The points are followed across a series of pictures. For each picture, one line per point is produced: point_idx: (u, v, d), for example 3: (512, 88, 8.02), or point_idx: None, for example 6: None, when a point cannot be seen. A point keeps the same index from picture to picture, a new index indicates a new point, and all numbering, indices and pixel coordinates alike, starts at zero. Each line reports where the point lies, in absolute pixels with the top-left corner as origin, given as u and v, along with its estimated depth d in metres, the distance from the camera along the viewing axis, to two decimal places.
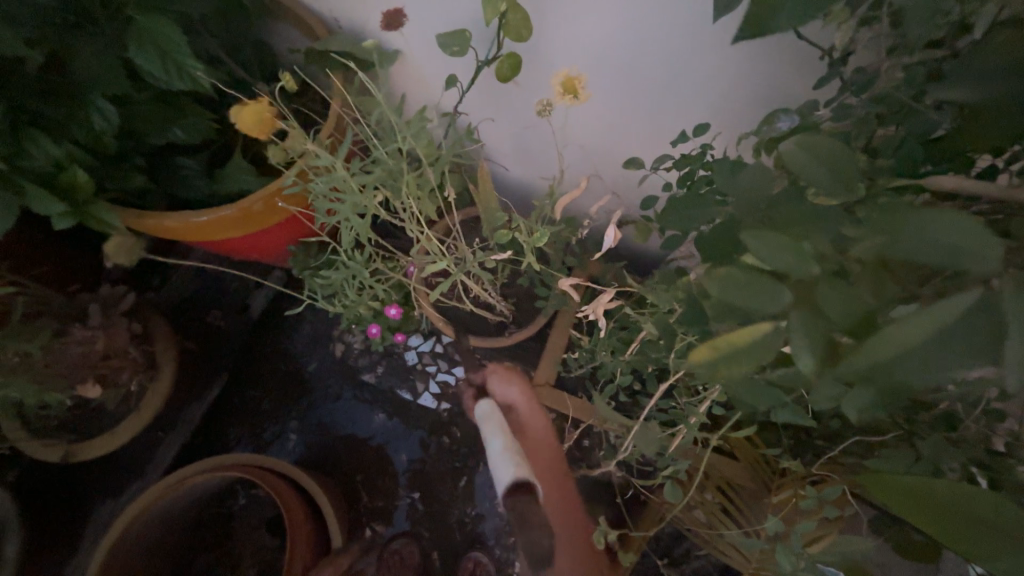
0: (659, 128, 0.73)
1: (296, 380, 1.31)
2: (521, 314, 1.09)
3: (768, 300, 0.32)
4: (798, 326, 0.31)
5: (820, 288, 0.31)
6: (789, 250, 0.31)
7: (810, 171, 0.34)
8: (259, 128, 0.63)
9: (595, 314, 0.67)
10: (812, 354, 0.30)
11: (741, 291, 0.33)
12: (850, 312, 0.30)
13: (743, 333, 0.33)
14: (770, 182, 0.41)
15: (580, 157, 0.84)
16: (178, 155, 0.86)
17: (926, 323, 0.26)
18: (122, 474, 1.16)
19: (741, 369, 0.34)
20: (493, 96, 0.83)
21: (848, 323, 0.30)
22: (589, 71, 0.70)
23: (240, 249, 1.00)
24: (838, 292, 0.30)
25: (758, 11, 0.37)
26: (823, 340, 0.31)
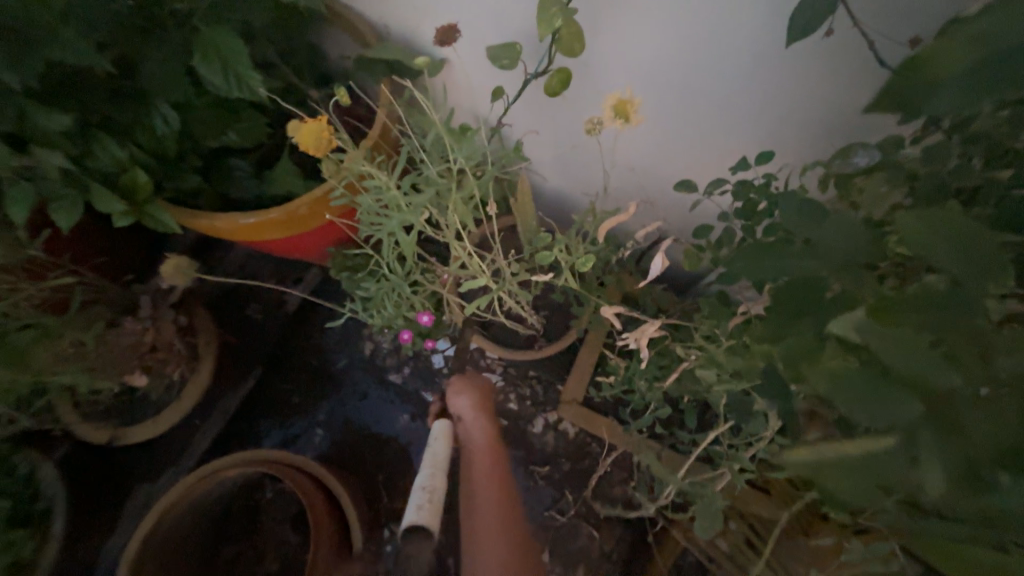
0: (714, 152, 0.70)
1: (325, 376, 1.34)
2: (553, 327, 1.07)
3: (897, 414, 0.31)
4: (927, 447, 0.32)
5: (959, 407, 0.31)
6: (937, 366, 0.30)
7: (931, 247, 0.32)
8: (317, 143, 0.63)
9: (638, 342, 0.64)
10: (946, 477, 0.31)
11: (867, 403, 0.32)
12: (999, 438, 0.31)
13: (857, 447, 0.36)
14: (855, 228, 0.38)
15: (629, 177, 0.82)
16: (230, 156, 0.89)
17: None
18: (159, 458, 1.21)
19: (853, 475, 0.36)
20: (540, 110, 0.81)
21: (989, 448, 0.31)
22: (644, 91, 0.67)
23: (283, 249, 1.02)
24: (982, 414, 0.31)
25: (910, 93, 0.34)
26: (960, 461, 0.31)
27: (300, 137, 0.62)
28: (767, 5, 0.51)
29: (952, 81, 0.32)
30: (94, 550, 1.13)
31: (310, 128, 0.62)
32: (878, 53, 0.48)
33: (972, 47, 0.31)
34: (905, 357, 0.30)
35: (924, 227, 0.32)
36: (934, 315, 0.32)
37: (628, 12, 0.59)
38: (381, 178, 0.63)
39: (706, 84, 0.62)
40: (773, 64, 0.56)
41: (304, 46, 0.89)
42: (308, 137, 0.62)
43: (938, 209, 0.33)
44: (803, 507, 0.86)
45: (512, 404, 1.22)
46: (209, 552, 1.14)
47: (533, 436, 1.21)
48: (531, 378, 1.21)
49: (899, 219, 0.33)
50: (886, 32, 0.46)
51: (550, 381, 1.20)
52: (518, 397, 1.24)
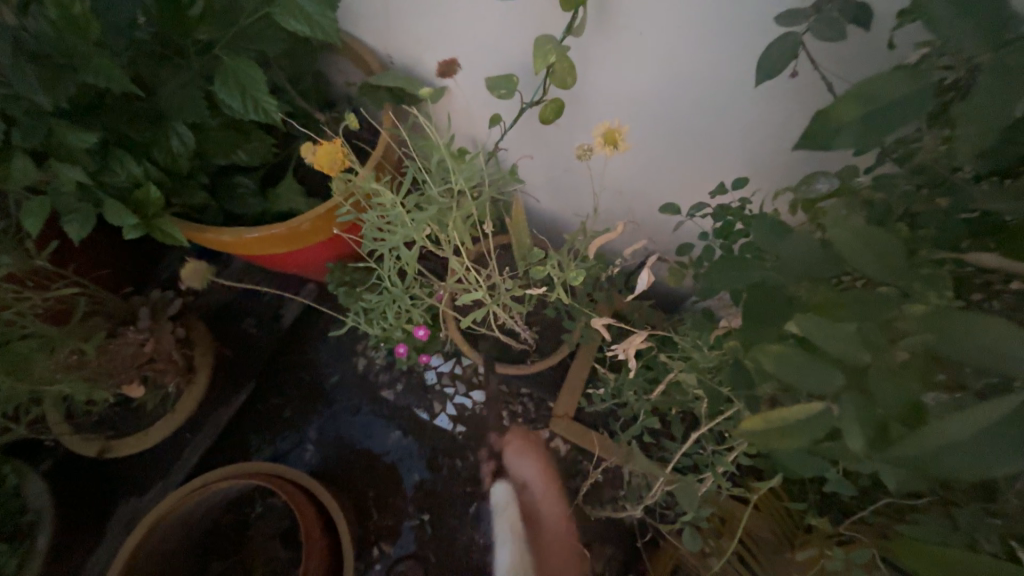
0: (695, 177, 0.75)
1: (318, 391, 1.35)
2: (545, 343, 1.10)
3: (818, 381, 0.37)
4: (849, 410, 0.36)
5: (871, 374, 0.35)
6: (845, 336, 0.36)
7: (870, 259, 0.37)
8: (333, 164, 0.67)
9: (626, 354, 0.68)
10: (861, 432, 0.35)
11: (800, 368, 0.38)
12: (902, 398, 0.34)
13: (790, 412, 0.40)
14: (815, 246, 0.42)
15: (617, 199, 0.87)
16: (237, 174, 0.93)
17: (968, 419, 0.30)
18: (146, 474, 1.19)
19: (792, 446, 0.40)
20: (533, 136, 0.87)
21: (895, 410, 0.34)
22: (630, 122, 0.73)
23: (283, 264, 1.05)
24: (888, 381, 0.34)
25: (819, 130, 0.38)
26: (873, 421, 0.35)
27: (317, 158, 0.67)
28: (738, 49, 0.57)
29: (851, 123, 0.37)
30: (74, 569, 1.10)
31: (328, 150, 0.67)
32: (836, 93, 0.54)
33: (868, 98, 0.36)
34: (824, 332, 0.36)
35: (871, 244, 0.36)
36: (851, 301, 0.38)
37: (614, 51, 0.66)
38: (386, 196, 0.67)
39: (684, 116, 0.68)
40: (743, 100, 0.62)
41: (312, 73, 0.95)
42: (325, 158, 0.67)
43: (881, 230, 0.38)
44: (787, 520, 0.89)
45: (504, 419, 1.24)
46: (194, 569, 1.12)
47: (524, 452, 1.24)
48: (523, 395, 1.24)
49: (846, 236, 0.38)
50: (840, 75, 0.52)
51: (541, 397, 1.22)
52: (510, 413, 1.26)
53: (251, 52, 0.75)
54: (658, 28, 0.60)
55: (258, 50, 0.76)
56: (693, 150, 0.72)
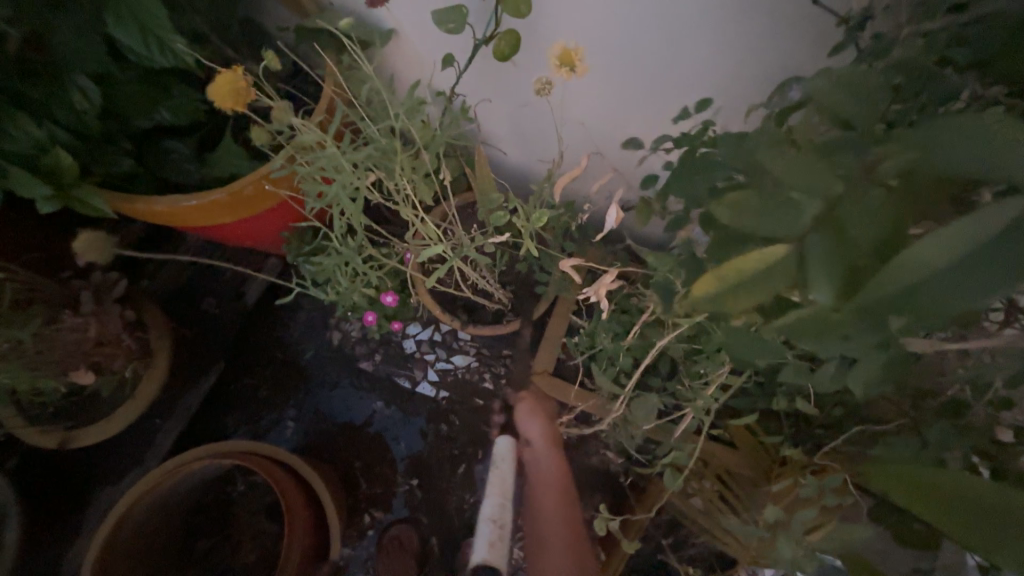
0: (661, 106, 0.71)
1: (293, 368, 1.31)
2: (521, 302, 1.07)
3: (786, 226, 0.36)
4: (817, 253, 0.34)
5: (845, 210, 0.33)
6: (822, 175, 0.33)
7: (843, 102, 0.35)
8: (231, 101, 0.64)
9: (598, 297, 0.64)
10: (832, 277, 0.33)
11: (760, 214, 0.37)
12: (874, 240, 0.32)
13: (746, 262, 0.38)
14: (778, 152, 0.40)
15: (581, 136, 0.82)
16: (166, 137, 0.84)
17: (958, 239, 0.28)
18: (117, 463, 1.15)
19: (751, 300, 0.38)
20: (488, 77, 0.80)
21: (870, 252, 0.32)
22: (589, 42, 0.66)
23: (233, 236, 0.98)
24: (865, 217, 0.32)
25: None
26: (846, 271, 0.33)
27: (216, 96, 0.63)
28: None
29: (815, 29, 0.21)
30: (56, 561, 1.08)
31: (223, 84, 0.62)
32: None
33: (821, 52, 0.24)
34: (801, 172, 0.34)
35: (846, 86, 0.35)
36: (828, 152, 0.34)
37: None
38: (322, 139, 0.61)
39: (645, 37, 0.62)
40: (706, 13, 0.57)
41: (238, 18, 0.84)
42: (221, 93, 0.63)
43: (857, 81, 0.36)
44: (764, 454, 0.92)
45: (485, 381, 1.26)
46: (179, 550, 1.11)
47: (508, 412, 1.25)
48: (503, 356, 1.24)
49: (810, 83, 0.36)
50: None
51: (521, 358, 1.23)
52: (492, 375, 1.27)
53: None
54: None
55: None
56: (657, 78, 0.67)
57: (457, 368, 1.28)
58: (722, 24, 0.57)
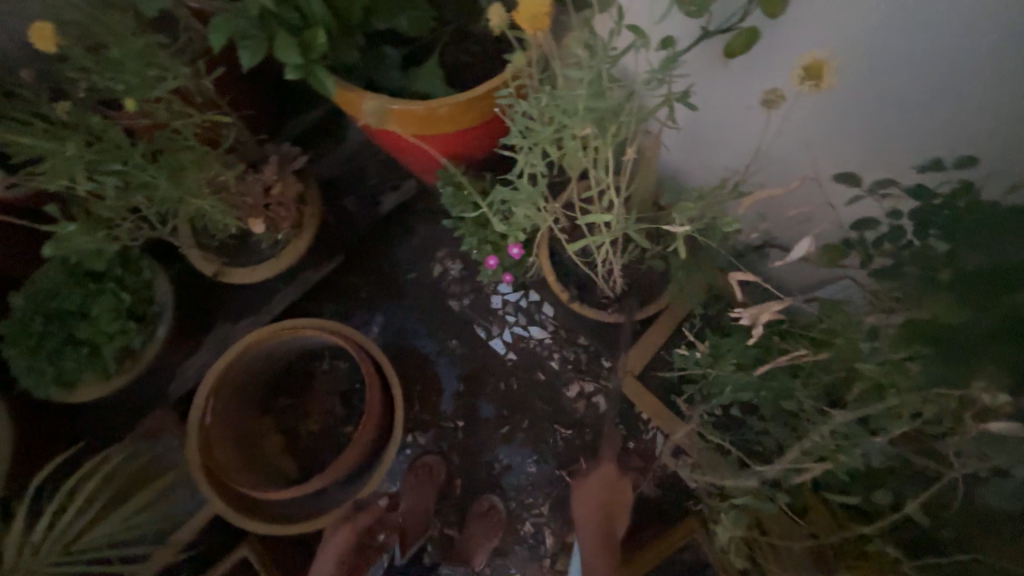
0: (900, 147, 0.65)
1: (392, 283, 1.41)
2: (629, 298, 1.06)
3: None
4: None
5: None
6: None
7: None
8: (532, 23, 0.57)
9: (752, 320, 0.61)
10: None
11: None
12: None
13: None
14: None
15: (785, 157, 0.79)
16: (386, 44, 0.93)
17: None
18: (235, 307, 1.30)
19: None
20: (706, 69, 0.79)
21: None
22: (843, 59, 0.63)
23: (400, 148, 1.08)
24: None
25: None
26: None
27: (519, 15, 0.57)
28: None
29: None
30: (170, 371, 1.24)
31: (534, 2, 0.55)
32: None
33: None
34: None
35: None
36: None
37: None
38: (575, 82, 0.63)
39: (903, 72, 0.59)
40: (992, 64, 0.52)
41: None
42: (527, 11, 0.56)
43: None
44: None
45: (554, 361, 1.31)
46: (269, 397, 1.27)
47: (564, 397, 1.30)
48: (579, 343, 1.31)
49: None
50: None
51: (596, 351, 1.28)
52: (560, 358, 1.32)
53: None
54: None
55: None
56: (904, 117, 0.62)
57: (532, 338, 1.34)
58: (1010, 78, 0.52)
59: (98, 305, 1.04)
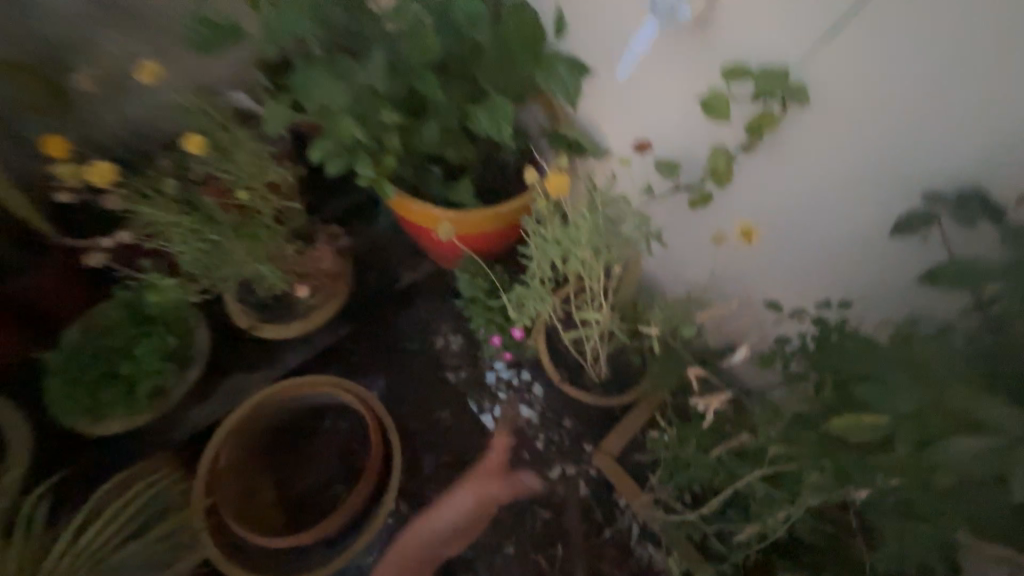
0: (810, 287, 0.89)
1: (396, 352, 1.55)
2: (611, 386, 1.23)
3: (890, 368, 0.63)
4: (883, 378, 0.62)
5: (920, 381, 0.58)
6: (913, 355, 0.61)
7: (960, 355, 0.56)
8: (557, 190, 0.83)
9: (707, 407, 0.78)
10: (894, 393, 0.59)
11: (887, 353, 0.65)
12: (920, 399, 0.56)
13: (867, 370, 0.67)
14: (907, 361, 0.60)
15: (732, 283, 1.03)
16: (432, 163, 1.19)
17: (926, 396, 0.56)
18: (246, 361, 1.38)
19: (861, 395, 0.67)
20: (675, 213, 1.05)
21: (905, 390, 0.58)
22: (768, 223, 0.89)
23: (433, 240, 1.31)
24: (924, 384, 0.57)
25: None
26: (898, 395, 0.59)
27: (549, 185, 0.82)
28: (877, 191, 0.73)
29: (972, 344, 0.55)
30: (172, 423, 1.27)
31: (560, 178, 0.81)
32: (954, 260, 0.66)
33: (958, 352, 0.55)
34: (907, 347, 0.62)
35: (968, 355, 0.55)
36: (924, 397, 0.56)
37: (771, 168, 0.84)
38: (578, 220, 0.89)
39: (808, 237, 0.85)
40: (859, 241, 0.78)
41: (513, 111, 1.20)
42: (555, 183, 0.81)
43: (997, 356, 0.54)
44: None
45: (538, 442, 1.40)
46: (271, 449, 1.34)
47: (546, 479, 1.35)
48: (563, 425, 1.39)
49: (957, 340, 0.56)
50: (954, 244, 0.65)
51: (578, 433, 1.38)
52: (546, 439, 1.39)
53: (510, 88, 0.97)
54: (822, 161, 0.77)
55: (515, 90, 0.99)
56: (810, 266, 0.87)
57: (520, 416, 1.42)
58: (870, 251, 0.77)
59: (146, 347, 1.18)
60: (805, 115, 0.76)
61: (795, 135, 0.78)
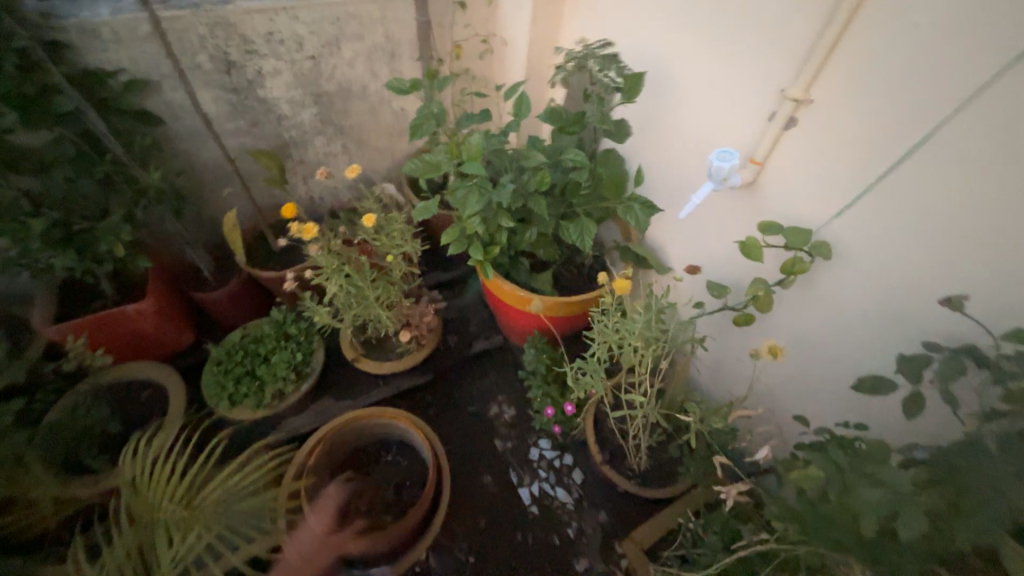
0: (834, 409, 1.03)
1: (455, 410, 1.76)
2: (647, 478, 1.33)
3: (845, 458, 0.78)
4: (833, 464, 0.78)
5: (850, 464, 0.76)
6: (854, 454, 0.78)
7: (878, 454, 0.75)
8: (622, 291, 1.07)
9: (729, 495, 0.89)
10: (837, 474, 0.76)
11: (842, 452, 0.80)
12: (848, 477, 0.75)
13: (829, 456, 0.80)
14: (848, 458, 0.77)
15: (769, 397, 1.18)
16: (522, 259, 1.51)
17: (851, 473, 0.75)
18: (340, 389, 1.66)
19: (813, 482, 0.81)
20: (722, 327, 1.25)
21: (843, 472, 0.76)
22: (800, 348, 1.07)
23: (511, 315, 1.59)
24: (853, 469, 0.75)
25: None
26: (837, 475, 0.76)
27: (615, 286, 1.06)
28: (886, 336, 0.90)
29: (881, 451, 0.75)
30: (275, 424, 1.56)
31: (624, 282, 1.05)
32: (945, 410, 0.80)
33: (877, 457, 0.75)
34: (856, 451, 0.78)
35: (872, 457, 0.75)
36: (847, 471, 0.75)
37: (803, 304, 1.04)
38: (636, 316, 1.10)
39: (834, 365, 1.01)
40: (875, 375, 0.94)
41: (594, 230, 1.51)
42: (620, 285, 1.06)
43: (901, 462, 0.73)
44: None
45: (570, 529, 1.52)
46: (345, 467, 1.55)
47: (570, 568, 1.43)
48: (597, 517, 1.53)
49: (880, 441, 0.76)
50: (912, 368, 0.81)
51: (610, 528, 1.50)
52: (577, 528, 1.52)
53: (596, 211, 1.29)
54: (841, 305, 0.96)
55: (598, 214, 1.30)
56: (835, 391, 1.02)
57: (556, 498, 1.58)
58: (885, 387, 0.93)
59: (280, 357, 1.52)
60: (831, 267, 0.96)
61: (822, 280, 0.99)
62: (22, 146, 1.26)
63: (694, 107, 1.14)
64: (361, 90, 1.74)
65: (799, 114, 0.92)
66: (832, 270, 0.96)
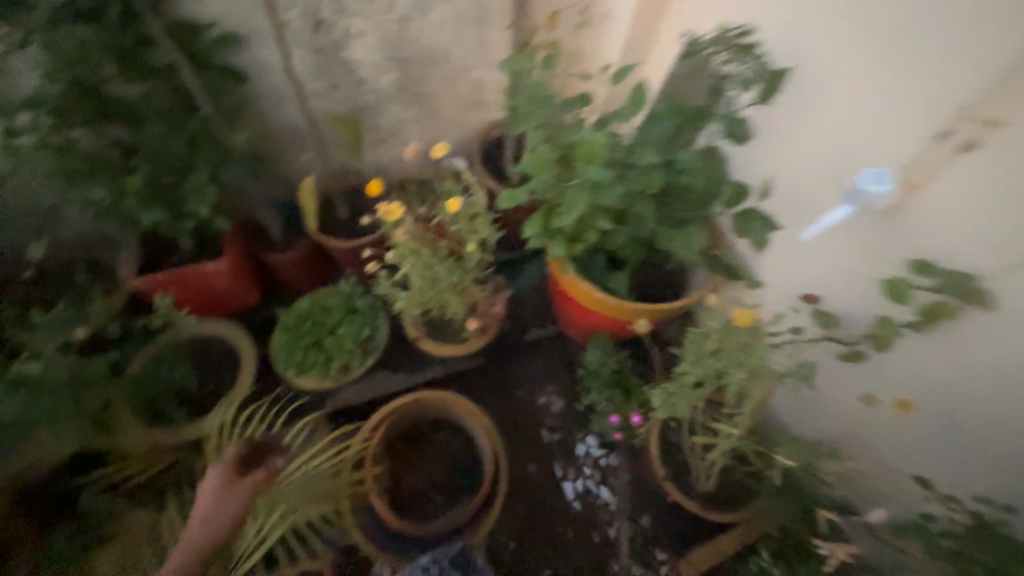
0: (959, 471, 0.95)
1: (504, 395, 1.75)
2: (712, 501, 1.28)
3: None
4: None
5: None
6: None
7: None
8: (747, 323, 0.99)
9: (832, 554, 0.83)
10: None
11: None
12: None
13: None
14: None
15: (874, 441, 1.10)
16: (598, 254, 1.42)
17: None
18: (396, 364, 1.66)
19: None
20: (825, 359, 1.15)
21: None
22: (921, 399, 0.96)
23: (578, 312, 1.52)
24: None
25: None
26: None
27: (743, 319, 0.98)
28: None
29: None
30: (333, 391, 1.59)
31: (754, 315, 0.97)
32: None
33: None
34: None
35: None
36: None
37: (933, 351, 0.91)
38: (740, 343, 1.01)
39: (964, 425, 0.90)
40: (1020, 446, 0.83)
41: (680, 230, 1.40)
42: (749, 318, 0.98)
43: None
44: None
45: (612, 529, 1.51)
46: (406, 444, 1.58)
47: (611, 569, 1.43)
48: (640, 522, 1.50)
49: None
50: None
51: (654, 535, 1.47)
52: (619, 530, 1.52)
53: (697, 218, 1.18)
54: (986, 361, 0.83)
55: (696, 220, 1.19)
56: (964, 453, 0.93)
57: (600, 497, 1.56)
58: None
59: (347, 331, 1.52)
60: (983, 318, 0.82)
61: (967, 330, 0.85)
62: (116, 98, 1.24)
63: (832, 108, 0.98)
64: (444, 57, 1.64)
65: (980, 137, 0.75)
66: (983, 321, 0.82)
